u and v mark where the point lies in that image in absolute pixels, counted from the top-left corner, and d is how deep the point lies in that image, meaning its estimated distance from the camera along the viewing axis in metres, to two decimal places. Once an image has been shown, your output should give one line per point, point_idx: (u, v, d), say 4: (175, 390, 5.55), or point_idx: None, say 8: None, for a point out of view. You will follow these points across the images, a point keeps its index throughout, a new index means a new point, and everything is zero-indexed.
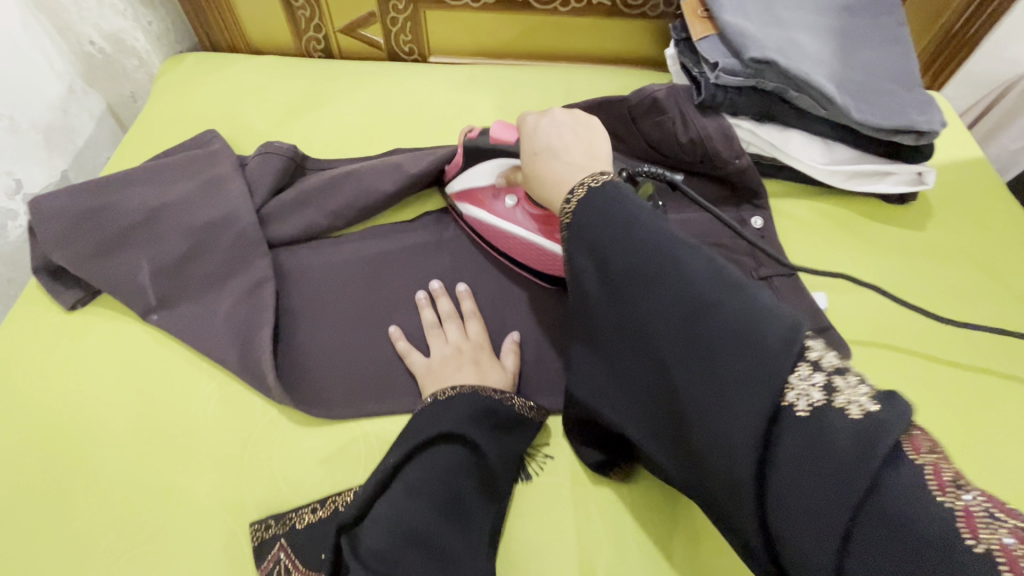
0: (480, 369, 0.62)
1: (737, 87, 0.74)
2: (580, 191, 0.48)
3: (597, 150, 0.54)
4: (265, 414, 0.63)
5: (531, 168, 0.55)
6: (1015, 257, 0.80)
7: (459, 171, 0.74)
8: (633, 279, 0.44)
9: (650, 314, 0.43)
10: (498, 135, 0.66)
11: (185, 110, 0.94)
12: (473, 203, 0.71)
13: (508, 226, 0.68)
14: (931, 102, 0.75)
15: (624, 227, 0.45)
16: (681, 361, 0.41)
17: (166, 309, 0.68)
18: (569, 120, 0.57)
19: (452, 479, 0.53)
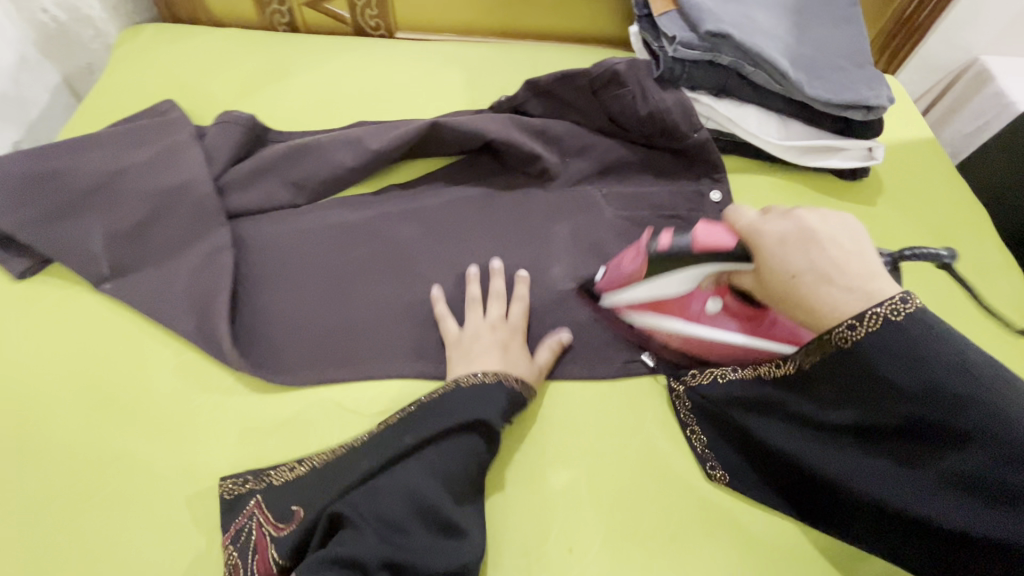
0: (507, 354, 0.63)
1: (694, 61, 0.75)
2: (885, 319, 0.45)
3: (871, 263, 0.48)
4: (222, 382, 0.63)
5: (788, 291, 0.50)
6: (960, 231, 0.83)
7: (628, 276, 0.65)
8: (949, 413, 0.44)
9: (954, 449, 0.45)
10: (705, 240, 0.57)
11: (143, 82, 0.92)
12: (662, 313, 0.66)
13: (717, 335, 0.62)
14: (880, 79, 0.77)
15: (954, 367, 0.44)
16: (985, 496, 0.44)
17: (120, 278, 0.67)
18: (824, 225, 0.50)
19: (466, 459, 0.55)
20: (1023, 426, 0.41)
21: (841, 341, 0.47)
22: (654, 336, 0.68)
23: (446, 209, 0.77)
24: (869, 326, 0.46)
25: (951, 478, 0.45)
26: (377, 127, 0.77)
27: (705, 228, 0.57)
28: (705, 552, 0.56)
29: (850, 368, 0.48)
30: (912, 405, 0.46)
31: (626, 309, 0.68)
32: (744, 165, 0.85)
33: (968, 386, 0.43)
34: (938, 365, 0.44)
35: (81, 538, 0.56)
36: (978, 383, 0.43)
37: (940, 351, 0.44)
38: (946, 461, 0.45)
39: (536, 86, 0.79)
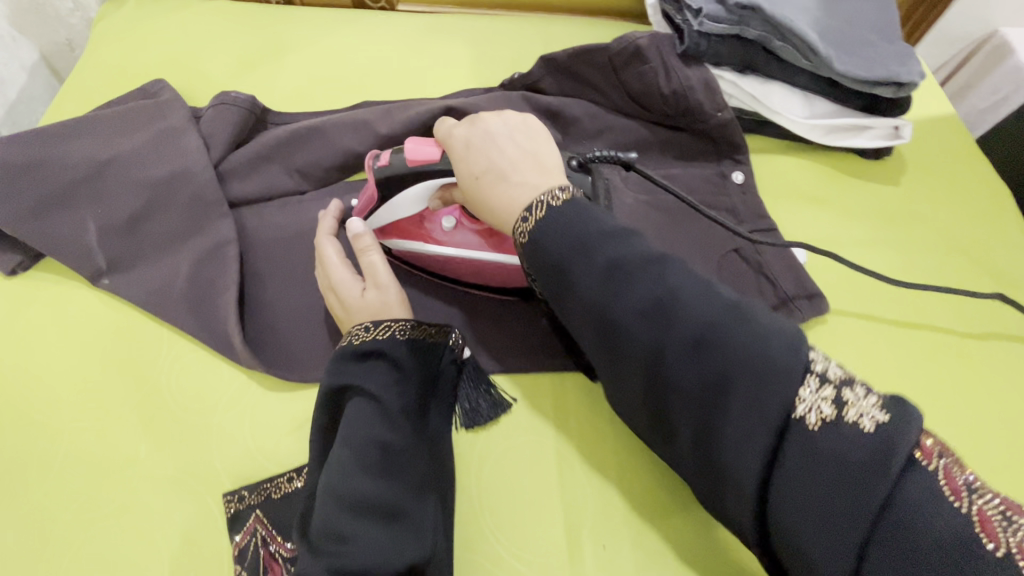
0: (375, 300, 0.56)
1: (720, 36, 0.72)
2: (537, 210, 0.48)
3: (546, 161, 0.52)
4: (233, 381, 0.60)
5: (475, 189, 0.53)
6: (985, 212, 0.82)
7: (373, 204, 0.63)
8: (621, 285, 0.44)
9: (621, 307, 0.44)
10: (415, 153, 0.58)
11: (129, 59, 0.86)
12: (402, 237, 0.64)
13: (457, 252, 0.61)
14: (911, 55, 0.74)
15: (613, 234, 0.46)
16: (671, 356, 0.42)
17: (117, 273, 0.63)
18: (502, 125, 0.54)
19: (357, 430, 0.48)
20: (670, 271, 0.44)
21: (526, 236, 0.48)
22: (414, 260, 0.67)
23: None
24: (536, 215, 0.48)
25: (646, 346, 0.43)
26: (383, 107, 0.72)
27: (414, 142, 0.58)
28: (743, 545, 0.56)
29: (534, 265, 0.48)
30: (599, 282, 0.45)
31: (381, 235, 0.65)
32: (767, 145, 0.82)
33: (608, 245, 0.45)
34: (593, 234, 0.46)
35: (93, 548, 0.53)
36: (635, 250, 0.45)
37: (592, 221, 0.46)
38: (628, 332, 0.44)
39: (551, 63, 0.75)
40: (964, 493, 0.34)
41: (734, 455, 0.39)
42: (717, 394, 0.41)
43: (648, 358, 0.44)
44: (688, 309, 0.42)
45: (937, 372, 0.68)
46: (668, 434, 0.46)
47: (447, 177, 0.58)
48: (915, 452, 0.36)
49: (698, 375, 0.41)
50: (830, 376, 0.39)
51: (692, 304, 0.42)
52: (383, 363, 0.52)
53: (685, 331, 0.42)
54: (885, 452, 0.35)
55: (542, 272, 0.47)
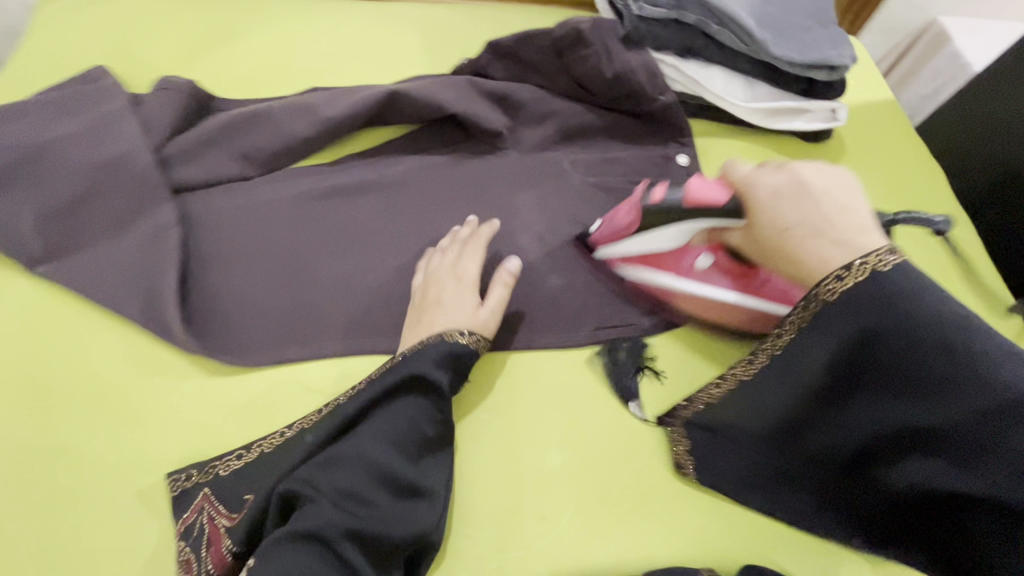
0: (458, 304, 0.61)
1: (659, 20, 0.74)
2: (860, 270, 0.44)
3: (846, 215, 0.48)
4: (174, 366, 0.60)
5: (779, 241, 0.50)
6: (918, 192, 0.85)
7: (624, 233, 0.66)
8: (947, 372, 0.43)
9: (935, 412, 0.44)
10: (700, 195, 0.58)
11: (69, 44, 0.84)
12: (652, 266, 0.67)
13: (709, 292, 0.64)
14: (843, 39, 0.77)
15: (947, 325, 0.43)
16: (996, 471, 0.42)
17: (55, 259, 0.62)
18: (820, 177, 0.50)
19: (411, 422, 0.54)
20: (961, 336, 0.42)
21: (830, 298, 0.46)
22: (642, 291, 0.69)
23: (406, 179, 0.74)
24: (854, 276, 0.45)
25: (953, 443, 0.44)
26: (330, 93, 0.73)
27: (700, 180, 0.59)
28: (684, 516, 0.57)
29: (818, 324, 0.47)
30: (921, 376, 0.44)
31: (619, 261, 0.69)
32: (710, 128, 0.84)
33: (956, 342, 0.43)
34: (927, 318, 0.43)
35: (31, 534, 0.53)
36: (945, 316, 0.43)
37: (943, 313, 0.43)
38: (945, 427, 0.44)
39: (497, 48, 0.76)
40: None
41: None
42: (1002, 465, 0.42)
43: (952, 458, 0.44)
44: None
45: None
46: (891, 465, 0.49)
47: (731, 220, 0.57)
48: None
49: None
50: None
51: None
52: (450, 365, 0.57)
53: (987, 405, 0.42)
54: None
55: (835, 342, 0.46)
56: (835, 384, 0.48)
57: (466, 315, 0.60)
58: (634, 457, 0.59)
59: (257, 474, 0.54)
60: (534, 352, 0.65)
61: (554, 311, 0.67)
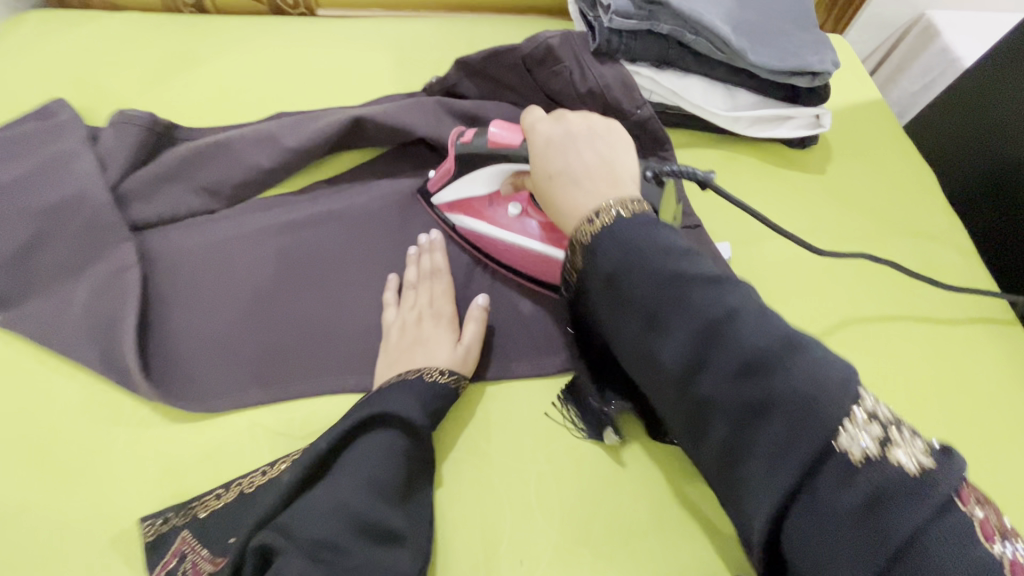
0: (431, 343, 0.59)
1: (631, 32, 0.71)
2: (605, 216, 0.47)
3: (619, 170, 0.52)
4: (135, 413, 0.57)
5: (550, 191, 0.54)
6: (908, 195, 0.82)
7: (445, 177, 0.67)
8: (669, 302, 0.43)
9: (666, 337, 0.43)
10: (500, 140, 0.60)
11: (30, 74, 0.82)
12: (469, 214, 0.68)
13: (514, 239, 0.65)
14: (825, 42, 0.74)
15: (654, 244, 0.45)
16: (723, 405, 0.41)
17: (10, 305, 0.60)
18: (585, 125, 0.55)
19: (386, 463, 0.51)
20: (676, 264, 0.44)
21: (586, 237, 0.48)
22: (469, 241, 0.70)
23: (376, 206, 0.71)
24: (606, 219, 0.48)
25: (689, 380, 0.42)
26: (295, 120, 0.70)
27: (502, 126, 0.60)
28: (670, 556, 0.54)
29: (586, 268, 0.48)
30: (685, 319, 0.43)
31: (447, 210, 0.69)
32: (691, 139, 0.81)
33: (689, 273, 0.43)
34: (654, 265, 0.44)
35: None
36: (669, 248, 0.45)
37: (677, 253, 0.45)
38: (684, 372, 0.42)
39: (468, 65, 0.74)
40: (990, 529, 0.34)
41: (766, 469, 0.38)
42: (748, 409, 0.40)
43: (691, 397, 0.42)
44: (753, 347, 0.40)
45: (869, 356, 0.67)
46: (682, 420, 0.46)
47: (524, 164, 0.60)
48: (955, 496, 0.35)
49: (743, 395, 0.40)
50: (879, 415, 0.38)
51: (795, 358, 0.39)
52: (430, 402, 0.55)
53: (737, 352, 0.40)
54: (928, 492, 0.34)
55: (592, 277, 0.47)
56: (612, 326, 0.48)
57: (446, 355, 0.59)
58: (617, 493, 0.57)
59: (236, 515, 0.51)
60: (510, 385, 0.62)
61: (531, 340, 0.65)
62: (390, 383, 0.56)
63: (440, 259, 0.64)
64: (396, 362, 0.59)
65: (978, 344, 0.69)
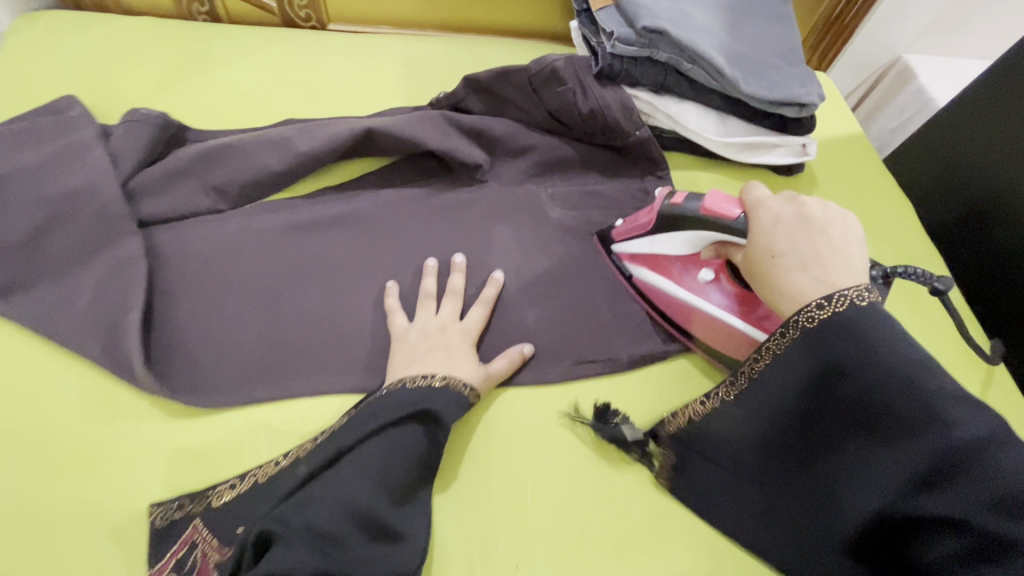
0: (453, 354, 0.60)
1: (632, 58, 0.75)
2: (840, 301, 0.46)
3: (851, 260, 0.49)
4: (134, 405, 0.57)
5: (759, 262, 0.52)
6: (890, 222, 0.87)
7: (635, 230, 0.68)
8: (879, 396, 0.44)
9: (879, 431, 0.45)
10: (713, 207, 0.58)
11: (42, 71, 0.83)
12: (657, 272, 0.68)
13: (702, 304, 0.64)
14: (812, 77, 0.79)
15: (888, 343, 0.45)
16: (927, 495, 0.42)
17: (12, 294, 0.60)
18: (823, 211, 0.52)
19: (399, 463, 0.52)
20: (915, 374, 0.43)
21: (801, 325, 0.48)
22: (646, 297, 0.70)
23: (382, 212, 0.73)
24: (836, 305, 0.46)
25: (887, 470, 0.44)
26: (306, 125, 0.72)
27: (718, 195, 0.59)
28: (659, 565, 0.55)
29: (785, 352, 0.49)
30: (856, 385, 0.45)
31: (627, 260, 0.70)
32: (685, 160, 0.85)
33: (917, 380, 0.43)
34: (895, 357, 0.44)
35: None
36: (889, 337, 0.45)
37: (905, 360, 0.44)
38: (881, 455, 0.44)
39: (474, 82, 0.77)
40: None
41: None
42: (976, 545, 0.39)
43: (896, 488, 0.44)
44: (993, 463, 0.40)
45: None
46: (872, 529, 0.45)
47: (739, 238, 0.57)
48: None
49: (978, 508, 0.39)
50: None
51: (1001, 455, 0.40)
52: (452, 407, 0.56)
53: (987, 482, 0.39)
54: None
55: (791, 355, 0.48)
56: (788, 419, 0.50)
57: (467, 368, 0.60)
58: (612, 502, 0.58)
59: (248, 505, 0.51)
60: (509, 389, 0.63)
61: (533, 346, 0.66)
62: (393, 389, 0.56)
63: (457, 279, 0.67)
64: (402, 366, 0.59)
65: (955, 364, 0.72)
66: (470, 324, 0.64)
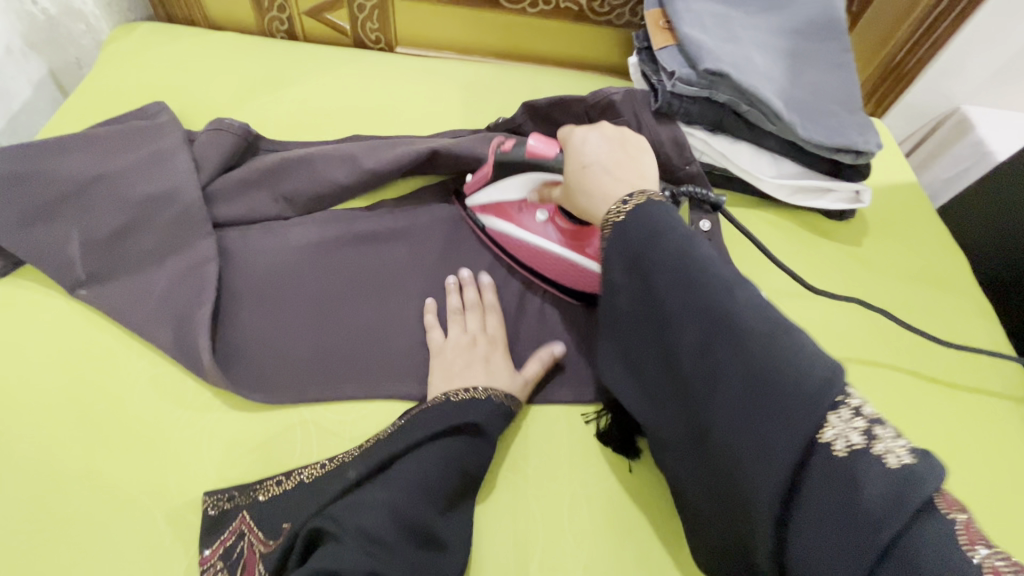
0: (490, 367, 0.62)
1: (691, 97, 0.77)
2: (638, 197, 0.53)
3: (643, 168, 0.58)
4: (200, 396, 0.61)
5: (580, 178, 0.58)
6: (943, 270, 0.86)
7: (482, 183, 0.73)
8: (678, 286, 0.49)
9: (679, 323, 0.48)
10: (536, 151, 0.65)
11: (135, 78, 0.90)
12: (502, 217, 0.72)
13: (542, 242, 0.69)
14: (870, 125, 0.79)
15: (685, 251, 0.49)
16: (721, 385, 0.45)
17: (95, 284, 0.65)
18: (617, 132, 0.61)
19: (444, 471, 0.53)
20: (704, 261, 0.49)
21: (610, 224, 0.54)
22: (498, 244, 0.73)
23: (438, 228, 0.76)
24: (637, 201, 0.53)
25: (690, 372, 0.47)
26: (373, 143, 0.76)
27: (537, 140, 0.66)
28: None
29: (607, 250, 0.54)
30: (654, 276, 0.50)
31: (479, 212, 0.74)
32: (733, 199, 0.86)
33: (698, 264, 0.48)
34: (673, 249, 0.50)
35: (39, 560, 0.52)
36: (676, 235, 0.50)
37: (692, 254, 0.49)
38: (683, 346, 0.48)
39: (533, 109, 0.80)
40: (977, 537, 0.36)
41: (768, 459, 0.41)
42: (748, 406, 0.43)
43: (690, 376, 0.47)
44: (756, 333, 0.44)
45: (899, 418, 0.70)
46: (690, 433, 0.49)
47: (557, 175, 0.65)
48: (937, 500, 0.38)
49: (737, 371, 0.44)
50: (864, 413, 0.41)
51: (751, 313, 0.46)
52: (495, 420, 0.58)
53: (743, 340, 0.44)
54: (903, 501, 0.37)
55: (611, 265, 0.53)
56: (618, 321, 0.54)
57: (505, 380, 0.61)
58: (650, 526, 0.58)
59: (297, 502, 0.53)
60: (548, 410, 0.64)
61: (574, 370, 0.67)
62: (439, 399, 0.58)
63: (490, 298, 0.68)
64: (443, 380, 0.61)
65: (1002, 424, 0.71)
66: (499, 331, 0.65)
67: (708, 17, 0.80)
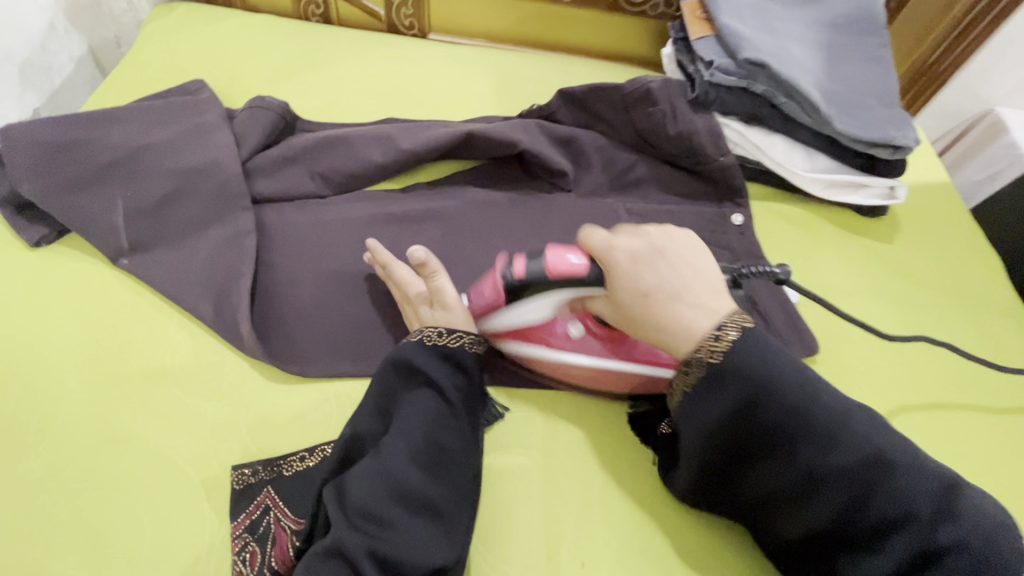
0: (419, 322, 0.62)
1: (728, 87, 0.77)
2: (732, 329, 0.50)
3: (708, 278, 0.54)
4: (236, 366, 0.62)
5: (643, 308, 0.53)
6: (976, 272, 0.85)
7: (488, 302, 0.60)
8: (776, 398, 0.49)
9: (785, 432, 0.49)
10: (556, 269, 0.56)
11: (174, 57, 0.91)
12: (528, 342, 0.64)
13: (582, 360, 0.62)
14: (907, 120, 0.78)
15: (771, 355, 0.50)
16: (838, 485, 0.47)
17: (137, 254, 0.66)
18: (662, 236, 0.56)
19: (417, 430, 0.54)
20: (793, 365, 0.50)
21: (705, 363, 0.50)
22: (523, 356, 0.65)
23: (470, 212, 0.76)
24: (728, 338, 0.50)
25: (802, 474, 0.49)
26: (409, 126, 0.77)
27: (559, 253, 0.56)
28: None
29: (698, 387, 0.51)
30: (754, 393, 0.49)
31: (493, 338, 0.65)
32: (765, 192, 0.85)
33: (787, 368, 0.50)
34: (768, 358, 0.50)
35: (79, 519, 0.53)
36: (766, 347, 0.50)
37: (781, 357, 0.50)
38: (793, 458, 0.49)
39: (568, 96, 0.81)
40: None
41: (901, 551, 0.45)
42: (870, 499, 0.47)
43: (802, 480, 0.49)
44: (855, 433, 0.48)
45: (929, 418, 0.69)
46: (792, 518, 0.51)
47: (592, 286, 0.56)
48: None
49: (853, 471, 0.47)
50: (972, 498, 0.47)
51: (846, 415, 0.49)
52: (456, 370, 0.58)
53: (853, 443, 0.48)
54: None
55: (705, 391, 0.50)
56: (715, 448, 0.52)
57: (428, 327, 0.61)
58: (672, 512, 0.59)
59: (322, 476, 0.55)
60: (577, 395, 0.65)
61: None
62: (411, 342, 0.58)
63: (420, 258, 0.61)
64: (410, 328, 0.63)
65: None
66: (425, 258, 0.61)
67: (747, 7, 0.80)
